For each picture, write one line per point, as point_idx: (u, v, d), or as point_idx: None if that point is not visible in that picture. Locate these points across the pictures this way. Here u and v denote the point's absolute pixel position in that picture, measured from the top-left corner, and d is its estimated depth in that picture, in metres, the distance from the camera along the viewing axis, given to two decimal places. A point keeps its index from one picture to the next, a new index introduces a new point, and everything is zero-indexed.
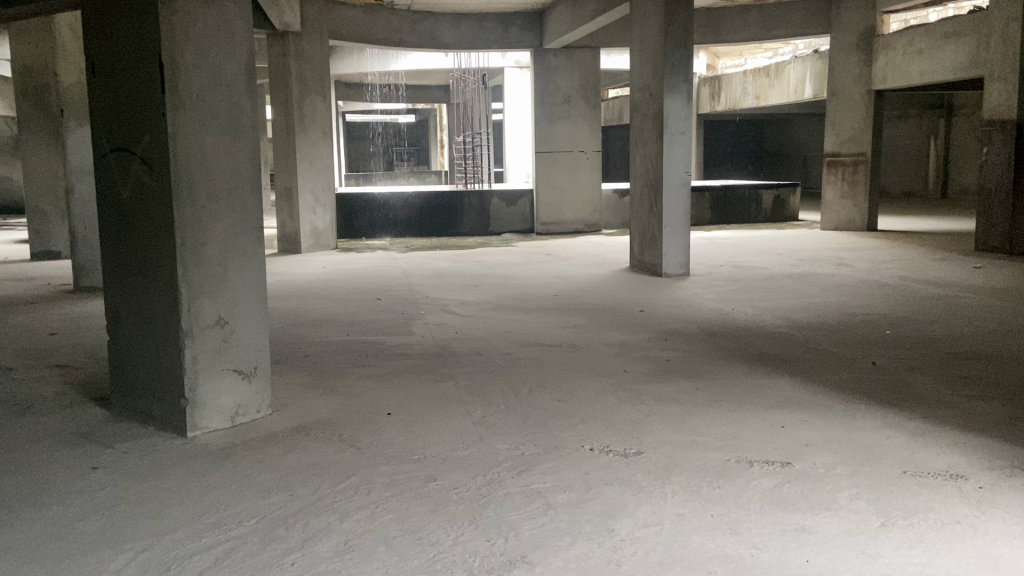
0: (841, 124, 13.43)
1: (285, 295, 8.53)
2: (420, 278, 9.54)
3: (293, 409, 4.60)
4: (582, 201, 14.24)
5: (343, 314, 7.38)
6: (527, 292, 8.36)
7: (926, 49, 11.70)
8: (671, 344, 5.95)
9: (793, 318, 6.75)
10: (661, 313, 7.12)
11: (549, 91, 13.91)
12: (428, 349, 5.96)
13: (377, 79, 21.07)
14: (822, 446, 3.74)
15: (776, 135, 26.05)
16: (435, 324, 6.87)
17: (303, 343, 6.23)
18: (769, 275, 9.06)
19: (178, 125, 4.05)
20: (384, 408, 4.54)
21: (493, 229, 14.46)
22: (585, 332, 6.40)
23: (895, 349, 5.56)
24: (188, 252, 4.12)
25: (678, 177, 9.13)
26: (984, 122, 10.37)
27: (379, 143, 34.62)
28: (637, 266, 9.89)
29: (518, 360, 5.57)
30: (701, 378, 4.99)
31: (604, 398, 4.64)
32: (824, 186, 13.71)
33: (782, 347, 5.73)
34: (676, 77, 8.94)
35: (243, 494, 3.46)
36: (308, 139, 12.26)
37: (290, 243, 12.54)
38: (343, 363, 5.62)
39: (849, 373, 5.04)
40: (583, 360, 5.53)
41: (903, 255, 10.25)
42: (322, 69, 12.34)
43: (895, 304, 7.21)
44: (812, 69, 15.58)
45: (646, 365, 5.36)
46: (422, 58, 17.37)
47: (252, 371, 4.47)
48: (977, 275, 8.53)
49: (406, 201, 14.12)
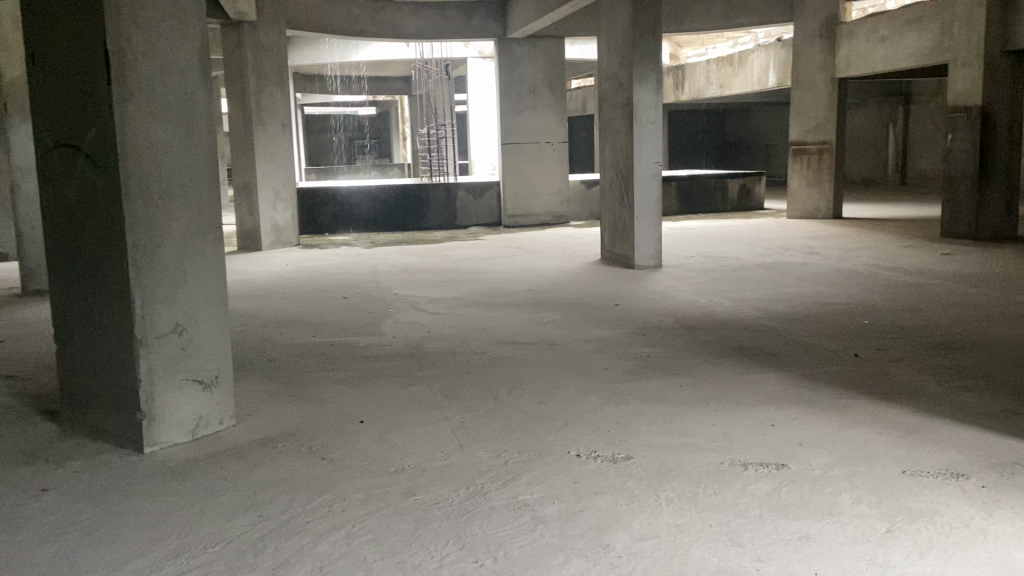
0: (806, 112, 13.45)
1: (246, 294, 8.21)
2: (387, 275, 9.27)
3: (258, 420, 4.33)
4: (549, 192, 14.05)
5: (309, 314, 7.10)
6: (498, 287, 8.15)
7: (889, 37, 11.72)
8: (650, 339, 5.81)
9: (770, 309, 6.66)
10: (636, 307, 6.98)
11: (514, 81, 13.68)
12: (400, 350, 5.73)
13: (337, 71, 20.61)
14: (816, 445, 3.62)
15: (739, 123, 26.19)
16: (406, 323, 6.63)
17: (267, 347, 5.95)
18: (741, 265, 8.99)
19: (127, 117, 3.75)
20: (356, 415, 4.31)
21: (460, 222, 14.21)
22: (561, 329, 6.23)
23: (877, 340, 5.50)
24: (141, 253, 3.83)
25: (648, 167, 8.99)
26: (949, 109, 10.43)
27: (340, 135, 34.03)
28: (608, 258, 9.75)
29: (494, 359, 5.37)
30: (684, 375, 4.85)
31: (587, 398, 4.46)
32: (790, 175, 13.73)
33: (763, 340, 5.63)
34: (645, 65, 8.78)
35: (207, 516, 3.20)
36: (267, 132, 11.86)
37: (251, 240, 12.15)
38: (310, 367, 5.35)
39: (834, 365, 4.95)
40: (561, 358, 5.36)
41: (872, 243, 10.29)
42: (280, 60, 11.94)
43: (870, 293, 7.17)
44: (775, 58, 15.57)
45: (626, 361, 5.20)
46: (383, 49, 16.99)
47: (214, 381, 4.20)
48: (948, 262, 8.56)
49: (370, 194, 13.79)
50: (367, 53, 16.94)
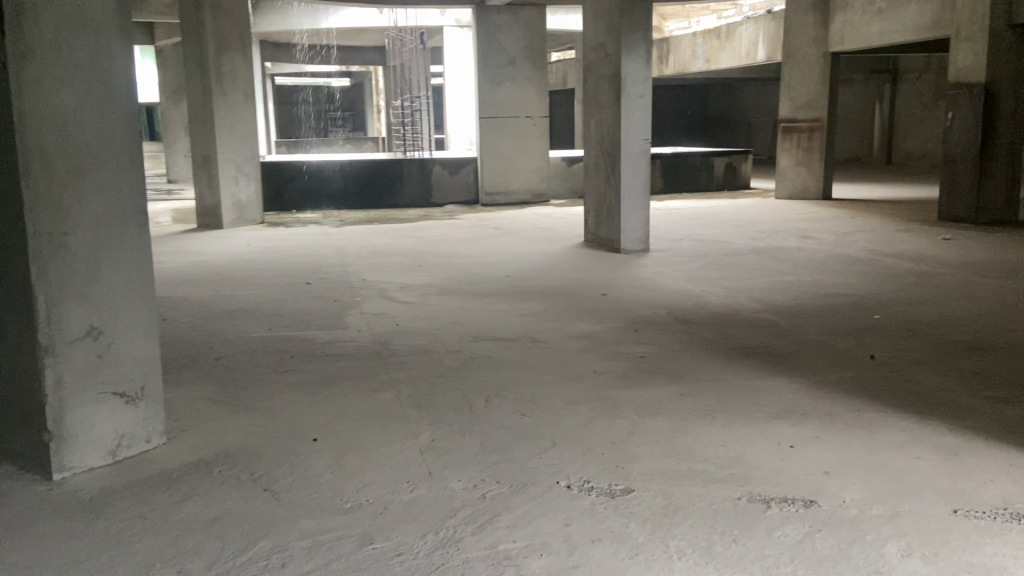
0: (797, 88, 12.90)
1: (199, 280, 7.51)
2: (356, 258, 8.62)
3: (195, 438, 3.69)
4: (528, 170, 13.41)
5: (267, 303, 6.43)
6: (475, 273, 7.55)
7: (886, 9, 11.20)
8: (642, 335, 5.27)
9: (770, 301, 6.15)
10: (625, 297, 6.43)
11: (492, 52, 12.94)
12: (364, 348, 5.11)
13: (307, 39, 19.64)
14: (846, 475, 3.13)
15: (721, 100, 25.67)
16: (373, 315, 6.00)
17: (214, 342, 5.30)
18: (733, 250, 8.48)
19: (22, 78, 3.03)
20: (309, 432, 3.71)
21: (435, 200, 13.53)
22: (543, 322, 5.66)
23: (893, 339, 5.01)
24: (46, 243, 3.14)
25: (636, 145, 8.39)
26: (950, 86, 9.96)
27: (311, 107, 32.89)
28: (592, 241, 9.17)
29: (470, 360, 4.78)
30: (684, 381, 4.31)
31: (575, 409, 3.91)
32: (779, 153, 13.21)
33: (767, 338, 5.11)
34: (634, 34, 8.14)
35: (115, 572, 2.59)
36: (228, 102, 11.05)
37: (211, 218, 11.36)
38: (261, 369, 4.72)
39: (850, 370, 4.45)
40: (546, 359, 4.79)
41: (867, 227, 9.82)
42: (242, 24, 11.10)
43: (874, 282, 6.69)
44: (764, 31, 14.95)
45: (619, 363, 4.65)
46: (354, 15, 16.07)
47: (139, 394, 3.52)
48: (950, 248, 8.11)
49: (340, 169, 13.05)
50: (337, 20, 16.01)
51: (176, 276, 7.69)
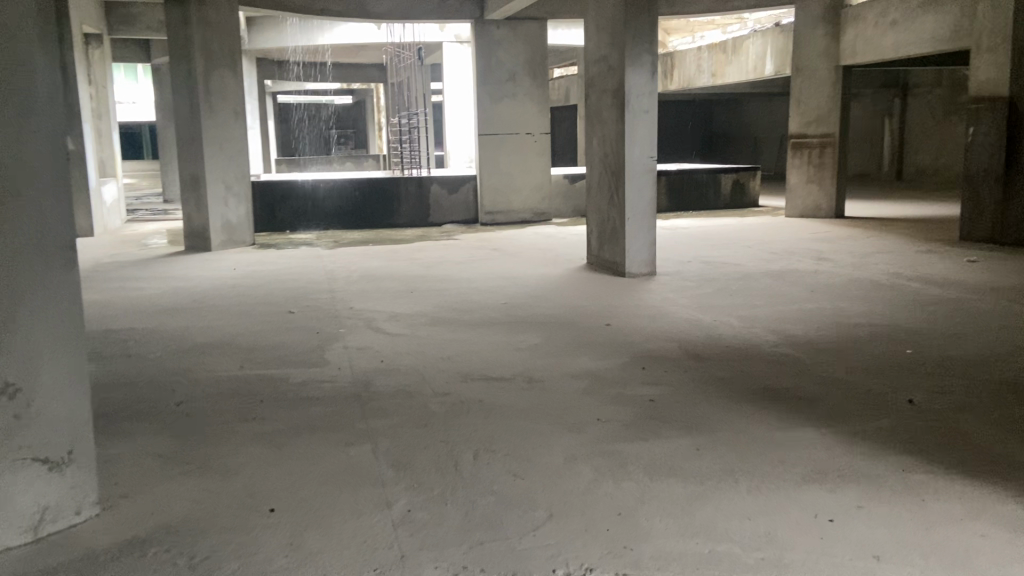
0: (807, 103, 12.45)
1: (175, 309, 7.02)
2: (345, 283, 8.13)
3: (134, 508, 3.19)
4: (529, 188, 12.95)
5: (243, 336, 5.94)
6: (470, 301, 7.06)
7: (902, 20, 10.80)
8: (651, 374, 4.76)
9: (790, 332, 5.64)
10: (631, 328, 5.93)
11: (491, 67, 12.52)
12: (342, 390, 4.61)
13: (304, 56, 19.26)
14: (900, 560, 2.62)
15: (726, 115, 25.30)
16: (356, 349, 5.51)
17: (177, 384, 4.82)
18: (746, 273, 7.99)
19: None
20: (266, 501, 3.20)
21: (433, 219, 13.07)
22: (542, 359, 5.16)
23: (931, 379, 4.49)
24: None
25: (642, 163, 7.91)
26: (971, 99, 9.49)
27: (313, 124, 32.63)
28: (596, 264, 8.69)
29: (460, 404, 4.28)
30: (699, 432, 3.79)
31: (576, 468, 3.41)
32: (790, 170, 12.75)
33: (789, 378, 4.59)
34: (638, 46, 7.70)
35: None
36: (217, 120, 10.62)
37: (198, 240, 10.86)
38: (222, 417, 4.23)
39: (889, 418, 3.93)
40: (544, 404, 4.27)
41: (886, 247, 9.32)
42: (232, 40, 10.71)
43: (900, 311, 6.18)
44: (772, 44, 14.51)
45: (627, 410, 4.13)
46: (351, 31, 15.68)
47: (66, 459, 3.01)
48: (978, 271, 7.60)
49: (335, 188, 12.62)
50: (334, 36, 15.60)
51: (152, 305, 7.21)
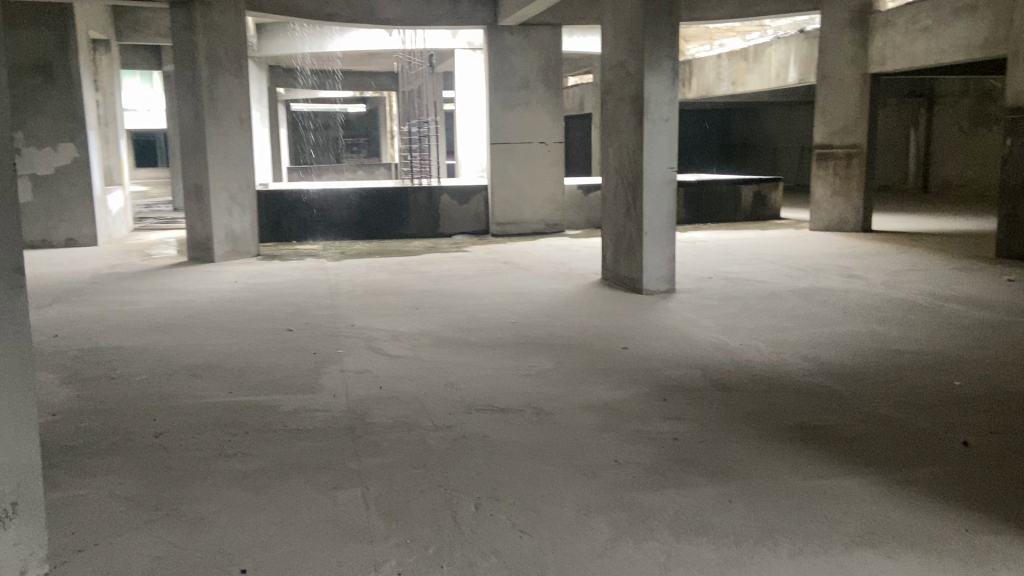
0: (832, 113, 12.00)
1: (169, 325, 6.67)
2: (348, 298, 7.76)
3: (89, 566, 2.81)
4: (542, 199, 12.56)
5: (235, 357, 5.57)
6: (478, 318, 6.67)
7: (933, 27, 10.36)
8: (673, 406, 4.34)
9: (822, 359, 5.21)
10: (650, 351, 5.52)
11: (505, 74, 12.18)
12: (334, 422, 4.20)
13: (315, 63, 18.99)
14: None
15: (744, 125, 24.86)
16: (353, 373, 5.13)
17: (157, 413, 4.45)
18: (771, 291, 7.55)
19: None
20: (239, 561, 2.81)
21: (443, 230, 12.69)
22: (553, 386, 4.75)
23: (986, 417, 4.04)
24: None
25: (661, 174, 7.50)
26: (1007, 110, 8.99)
27: (327, 132, 32.52)
28: (611, 279, 8.28)
29: (462, 440, 3.89)
30: (729, 479, 3.37)
31: (591, 523, 3.00)
32: (813, 182, 12.29)
33: (827, 413, 4.15)
34: (658, 51, 7.29)
35: None
36: (222, 127, 10.31)
37: (200, 251, 10.54)
38: (201, 452, 3.85)
39: (943, 464, 3.48)
40: (555, 442, 3.85)
41: (917, 264, 8.86)
42: (239, 46, 10.41)
43: (941, 335, 5.72)
44: (795, 52, 14.07)
45: (648, 451, 3.70)
46: (362, 38, 15.39)
47: (9, 512, 2.63)
48: (1020, 291, 7.13)
49: (343, 198, 12.29)
50: (344, 42, 15.31)
51: (145, 321, 6.86)
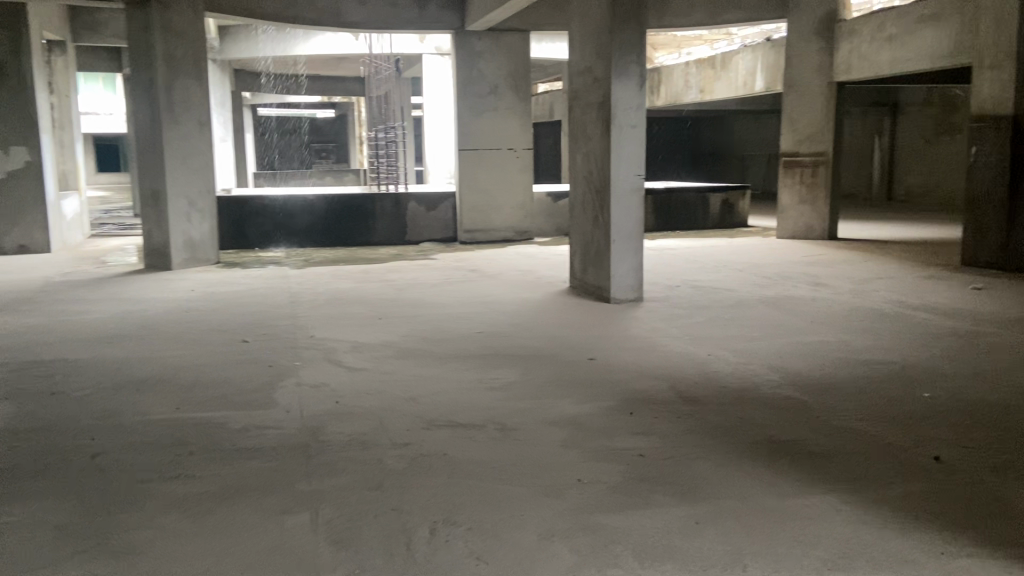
0: (799, 121, 12.05)
1: (119, 337, 6.38)
2: (309, 307, 7.53)
3: None
4: (511, 206, 12.42)
5: (186, 371, 5.32)
6: (444, 329, 6.49)
7: (898, 36, 10.44)
8: (640, 421, 4.20)
9: (791, 370, 5.11)
10: (618, 363, 5.39)
11: (473, 79, 12.03)
12: (286, 440, 3.99)
13: (281, 67, 18.67)
14: None
15: (713, 133, 25.03)
16: (310, 387, 4.91)
17: (95, 432, 4.19)
18: (739, 300, 7.48)
19: None
20: None
21: (410, 237, 12.48)
22: (518, 400, 4.59)
23: (957, 431, 3.95)
24: None
25: (629, 181, 7.39)
26: (973, 119, 9.07)
27: (297, 138, 32.19)
28: (579, 287, 8.15)
29: (420, 459, 3.70)
30: (696, 500, 3.23)
31: (553, 549, 2.84)
32: (781, 190, 12.32)
33: (797, 428, 4.05)
34: (626, 57, 7.20)
35: None
36: (180, 132, 10.00)
37: (157, 259, 10.21)
38: (142, 474, 3.61)
39: (916, 482, 3.38)
40: (518, 459, 3.69)
41: (884, 273, 8.88)
42: (199, 48, 10.13)
43: (910, 345, 5.67)
44: (762, 60, 14.12)
45: (614, 469, 3.55)
46: (327, 42, 15.15)
47: None
48: (986, 300, 7.14)
49: (307, 204, 12.03)
50: (309, 47, 15.05)
51: (94, 333, 6.56)
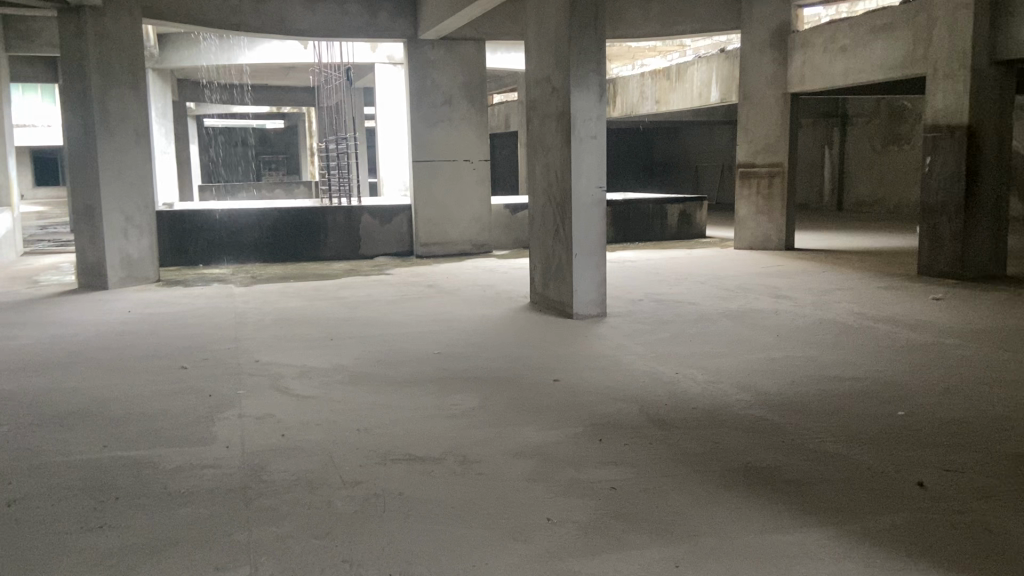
0: (755, 131, 12.05)
1: (46, 365, 5.91)
2: (256, 328, 7.14)
3: None
4: (468, 218, 12.13)
5: (117, 403, 4.90)
6: (399, 350, 6.17)
7: (851, 47, 10.50)
8: (609, 449, 3.96)
9: (762, 389, 4.93)
10: (583, 384, 5.15)
11: (426, 89, 11.76)
12: (224, 481, 3.64)
13: (226, 76, 18.13)
14: None
15: (667, 144, 25.16)
16: (254, 418, 4.56)
17: (11, 475, 3.77)
18: (703, 314, 7.32)
19: None
20: None
21: (364, 252, 12.10)
22: (479, 429, 4.30)
23: (937, 454, 3.80)
24: None
25: (590, 194, 7.18)
26: (927, 129, 9.13)
27: (246, 150, 31.45)
28: (539, 303, 7.92)
29: (373, 500, 3.40)
30: (673, 539, 2.99)
31: None
32: (738, 201, 12.30)
33: (772, 453, 3.85)
34: (584, 66, 7.00)
35: None
36: (115, 143, 9.49)
37: (93, 278, 9.66)
38: (60, 526, 3.22)
39: (903, 511, 3.20)
40: (479, 497, 3.40)
41: (844, 283, 8.84)
42: (137, 55, 9.68)
43: (878, 360, 5.56)
44: (717, 71, 14.13)
45: (583, 506, 3.29)
46: (274, 50, 14.73)
47: None
48: (947, 311, 7.12)
49: (255, 219, 11.58)
50: (254, 54, 14.61)
51: (17, 361, 6.07)
